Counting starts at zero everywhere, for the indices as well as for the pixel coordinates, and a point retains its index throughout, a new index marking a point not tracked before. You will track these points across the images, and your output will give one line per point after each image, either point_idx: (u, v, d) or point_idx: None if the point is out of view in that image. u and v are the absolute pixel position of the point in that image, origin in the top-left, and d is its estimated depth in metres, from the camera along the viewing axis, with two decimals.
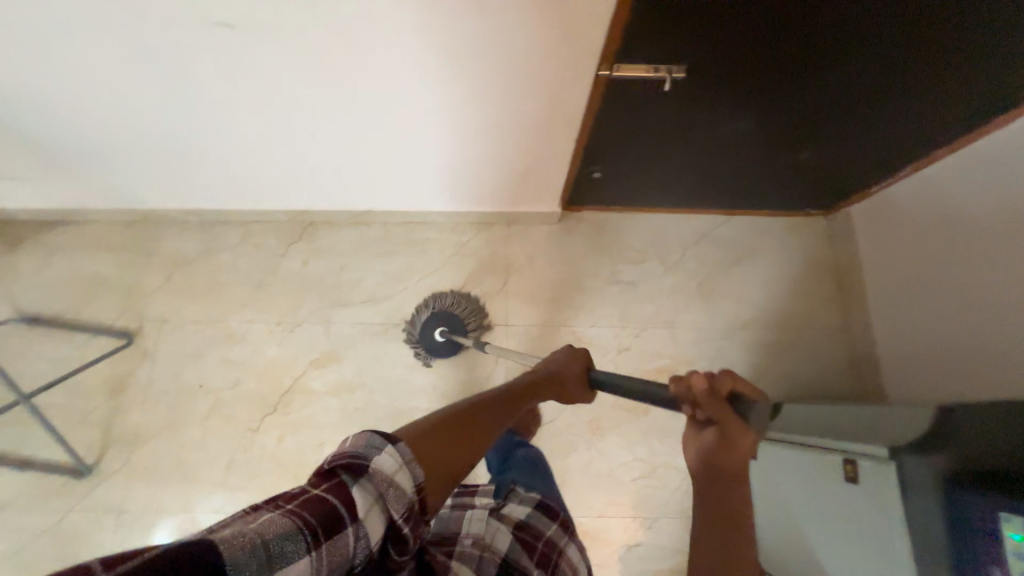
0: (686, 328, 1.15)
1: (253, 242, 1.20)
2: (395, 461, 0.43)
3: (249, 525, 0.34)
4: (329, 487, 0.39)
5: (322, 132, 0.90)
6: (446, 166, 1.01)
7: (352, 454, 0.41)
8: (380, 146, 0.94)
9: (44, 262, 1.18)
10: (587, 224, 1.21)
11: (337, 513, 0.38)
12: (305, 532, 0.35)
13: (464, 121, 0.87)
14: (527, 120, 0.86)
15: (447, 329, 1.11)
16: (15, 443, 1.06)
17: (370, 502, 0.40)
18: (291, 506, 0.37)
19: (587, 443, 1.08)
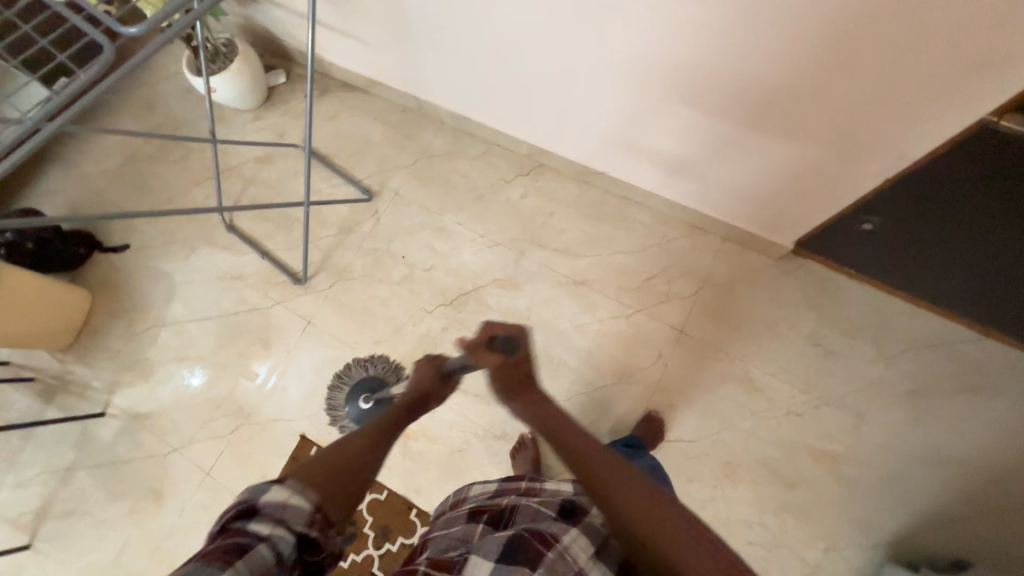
0: (875, 427, 1.02)
1: (489, 161, 1.32)
2: (283, 493, 0.44)
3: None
4: (224, 538, 0.41)
5: (617, 72, 0.93)
6: (706, 151, 0.98)
7: (233, 509, 0.43)
8: (659, 105, 0.94)
9: (336, 114, 1.44)
10: (807, 275, 1.11)
11: (243, 544, 0.41)
12: (216, 562, 0.39)
13: (764, 108, 0.83)
14: (836, 143, 0.81)
15: (367, 395, 1.08)
16: (265, 236, 1.33)
17: (272, 524, 0.43)
18: (197, 556, 0.40)
19: (713, 481, 1.02)
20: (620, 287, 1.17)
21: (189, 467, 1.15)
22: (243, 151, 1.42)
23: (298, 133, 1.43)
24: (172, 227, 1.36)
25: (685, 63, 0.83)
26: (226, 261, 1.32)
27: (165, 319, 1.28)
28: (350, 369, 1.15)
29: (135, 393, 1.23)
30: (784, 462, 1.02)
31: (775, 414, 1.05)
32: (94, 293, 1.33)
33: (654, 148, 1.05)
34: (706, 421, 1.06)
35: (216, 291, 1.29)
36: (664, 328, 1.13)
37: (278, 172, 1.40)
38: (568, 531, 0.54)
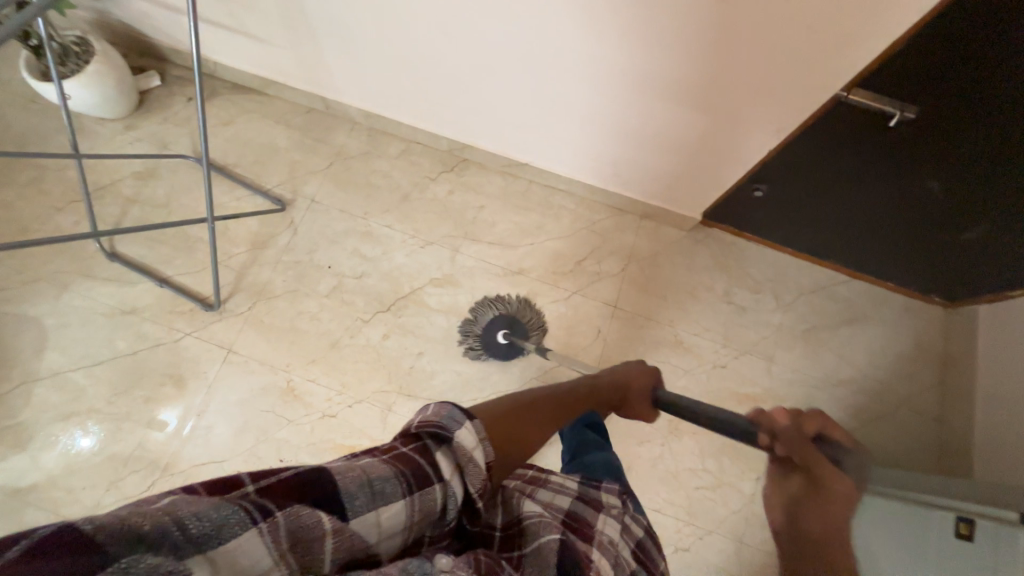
0: (783, 366, 1.18)
1: (410, 160, 1.29)
2: (474, 439, 0.43)
3: (350, 465, 0.38)
4: (416, 447, 0.41)
5: (527, 61, 0.94)
6: (618, 134, 1.05)
7: (433, 424, 0.42)
8: (571, 92, 0.98)
9: (230, 119, 1.30)
10: (714, 242, 1.25)
11: (428, 474, 0.40)
12: (403, 479, 0.38)
13: (664, 91, 0.90)
14: (728, 119, 0.91)
15: (509, 332, 1.12)
16: (160, 261, 1.16)
17: (452, 469, 0.41)
18: (389, 456, 0.40)
19: (661, 438, 1.11)
20: (555, 271, 1.22)
21: None
22: (118, 167, 1.23)
23: (185, 142, 1.27)
24: (33, 263, 1.14)
25: (591, 49, 0.86)
26: (114, 295, 1.14)
27: (39, 372, 1.08)
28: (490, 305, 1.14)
29: (9, 465, 1.02)
30: None
31: (704, 368, 1.16)
32: None
33: (571, 134, 1.09)
34: None
35: (104, 331, 1.11)
36: (601, 305, 1.20)
37: (167, 188, 1.23)
38: (593, 549, 0.51)
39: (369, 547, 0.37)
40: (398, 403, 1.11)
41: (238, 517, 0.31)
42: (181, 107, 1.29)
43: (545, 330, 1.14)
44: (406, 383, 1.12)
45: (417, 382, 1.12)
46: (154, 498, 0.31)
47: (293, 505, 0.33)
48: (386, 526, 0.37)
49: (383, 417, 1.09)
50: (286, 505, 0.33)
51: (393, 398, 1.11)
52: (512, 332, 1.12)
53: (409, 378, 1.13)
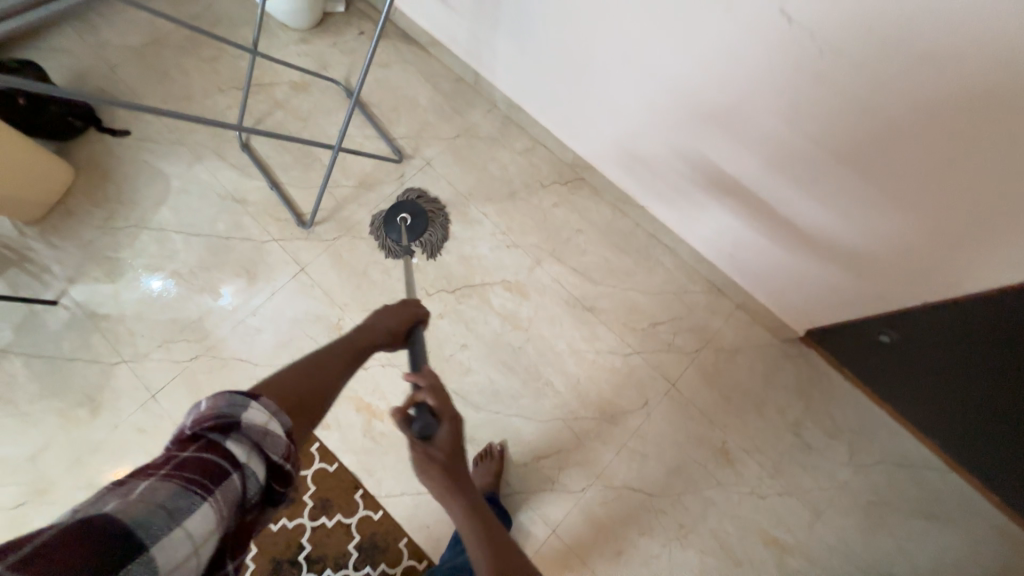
0: (829, 528, 1.03)
1: (531, 159, 1.27)
2: (263, 414, 0.41)
3: (127, 498, 0.32)
4: (198, 449, 0.37)
5: (701, 118, 0.89)
6: (765, 220, 0.95)
7: (211, 417, 0.38)
8: (735, 163, 0.91)
9: (387, 64, 1.36)
10: (806, 365, 1.12)
11: (220, 464, 0.36)
12: (197, 484, 0.34)
13: (845, 199, 0.79)
14: (880, 250, 0.81)
15: (409, 216, 1.19)
16: (279, 166, 1.24)
17: (248, 452, 0.38)
18: (168, 471, 0.35)
19: (665, 540, 1.01)
20: (625, 323, 1.15)
21: (133, 384, 1.07)
22: (280, 72, 1.33)
23: (342, 70, 1.34)
24: (184, 127, 1.26)
25: (754, 125, 0.82)
26: (232, 180, 1.23)
27: (150, 222, 1.19)
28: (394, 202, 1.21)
29: (96, 290, 1.13)
30: (737, 541, 1.01)
31: (741, 491, 1.04)
32: (80, 172, 1.22)
33: (700, 198, 1.03)
34: (674, 479, 1.05)
35: (213, 209, 1.20)
36: (658, 377, 1.11)
37: (311, 105, 1.31)
38: None
39: (187, 565, 0.32)
40: None
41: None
42: (351, 38, 1.37)
43: (444, 221, 1.20)
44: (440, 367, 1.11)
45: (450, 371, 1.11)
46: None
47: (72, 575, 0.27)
48: (201, 539, 0.33)
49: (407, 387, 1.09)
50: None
51: None
52: (412, 220, 1.19)
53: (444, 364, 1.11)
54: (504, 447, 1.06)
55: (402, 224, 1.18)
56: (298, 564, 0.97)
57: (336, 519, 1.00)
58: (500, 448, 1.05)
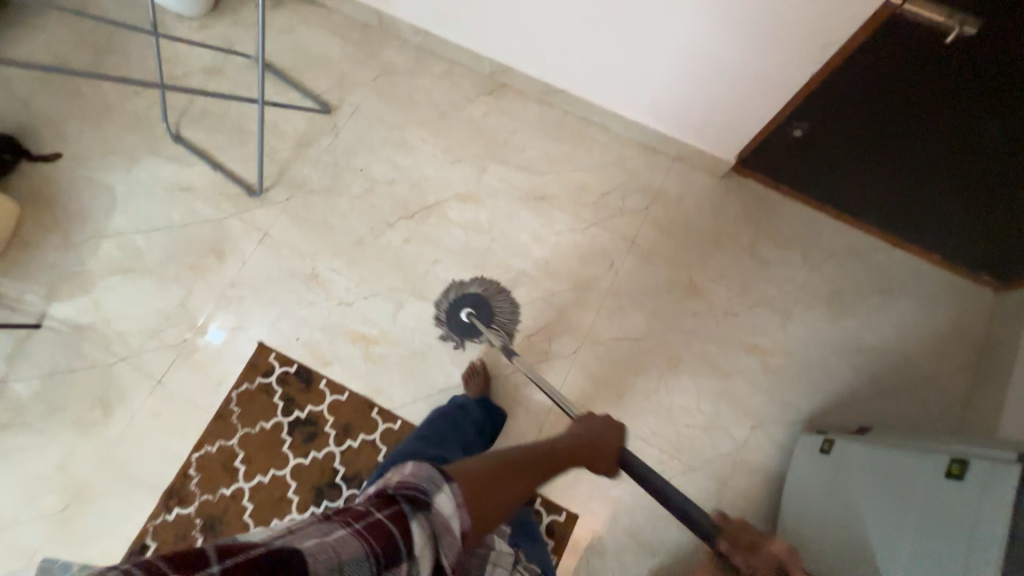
0: (799, 324, 1.12)
1: (452, 80, 1.32)
2: (449, 506, 0.50)
3: (326, 541, 0.45)
4: (391, 513, 0.48)
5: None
6: (700, 69, 0.99)
7: (411, 489, 0.49)
8: (667, 18, 0.93)
9: (292, 28, 1.38)
10: (746, 192, 1.21)
11: (395, 541, 0.46)
12: (369, 551, 0.45)
13: (729, 12, 0.86)
14: (766, 41, 0.88)
15: (473, 311, 1.12)
16: (216, 148, 1.27)
17: (422, 541, 0.48)
18: (362, 525, 0.47)
19: (658, 373, 1.10)
20: (577, 201, 1.22)
21: (137, 376, 1.11)
22: (191, 62, 1.35)
23: (250, 45, 1.36)
24: (113, 137, 1.29)
25: None
26: (174, 172, 1.26)
27: (107, 230, 1.22)
28: (445, 294, 1.16)
29: (74, 303, 1.16)
30: (722, 356, 1.11)
31: (715, 314, 1.13)
32: (25, 203, 1.24)
33: (606, 58, 1.09)
34: (654, 320, 1.13)
35: (163, 203, 1.24)
36: (617, 238, 1.19)
37: (230, 85, 1.34)
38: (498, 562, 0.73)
39: None
40: (408, 302, 1.16)
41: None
42: (250, 12, 1.38)
43: (512, 308, 1.13)
44: (419, 286, 1.17)
45: (429, 286, 1.17)
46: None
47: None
48: None
49: (394, 310, 1.16)
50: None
51: (404, 297, 1.17)
52: (478, 313, 1.12)
53: (422, 282, 1.18)
54: (485, 361, 1.12)
55: (469, 321, 1.11)
56: (338, 485, 1.04)
57: (360, 439, 1.07)
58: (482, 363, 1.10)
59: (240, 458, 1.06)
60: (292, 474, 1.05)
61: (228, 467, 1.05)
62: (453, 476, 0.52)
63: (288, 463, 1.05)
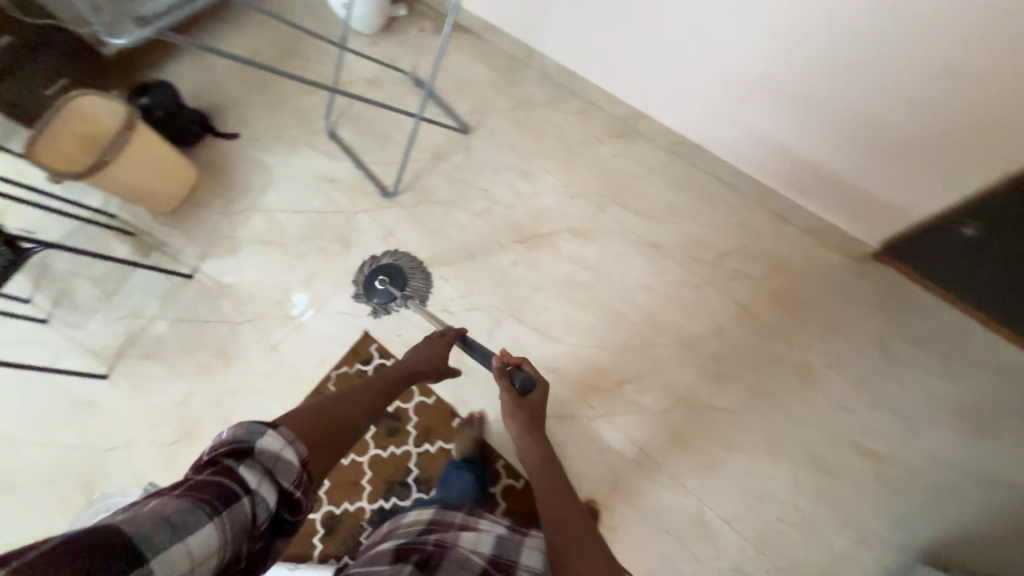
0: (930, 438, 0.99)
1: (584, 118, 1.36)
2: (279, 441, 0.54)
3: (142, 512, 0.43)
4: (213, 470, 0.49)
5: (809, 47, 0.87)
6: (861, 145, 0.94)
7: (229, 445, 0.51)
8: (840, 89, 0.89)
9: (446, 51, 1.50)
10: (884, 280, 1.11)
11: (230, 491, 0.48)
12: (206, 503, 0.46)
13: (901, 102, 0.83)
14: (941, 134, 0.83)
15: (387, 279, 1.24)
16: (361, 148, 1.41)
17: (257, 477, 0.51)
18: (187, 487, 0.47)
19: (754, 454, 1.02)
20: (691, 256, 1.19)
21: (257, 338, 1.24)
22: (356, 71, 1.52)
23: (408, 63, 1.50)
24: (280, 126, 1.47)
25: (790, 38, 0.88)
26: (323, 164, 1.41)
27: (259, 205, 1.38)
28: (367, 263, 1.28)
29: (222, 263, 1.33)
30: (830, 453, 1.00)
31: (828, 404, 1.04)
32: (202, 170, 1.44)
33: (752, 125, 1.08)
34: (756, 396, 1.06)
35: (308, 189, 1.38)
36: (729, 302, 1.14)
37: (383, 95, 1.48)
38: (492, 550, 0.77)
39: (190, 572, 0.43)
40: (505, 322, 1.19)
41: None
42: (414, 35, 1.54)
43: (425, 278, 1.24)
44: (518, 309, 1.20)
45: (528, 311, 1.20)
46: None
47: (102, 559, 0.39)
48: (201, 550, 0.44)
49: (490, 327, 1.19)
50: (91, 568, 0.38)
51: (501, 317, 1.20)
52: (390, 281, 1.24)
53: (521, 306, 1.20)
54: (567, 399, 1.11)
55: (382, 288, 1.23)
56: (408, 485, 1.07)
57: (437, 445, 1.09)
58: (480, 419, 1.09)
59: None
60: (368, 463, 1.09)
61: None
62: (276, 423, 0.56)
63: (367, 451, 1.10)
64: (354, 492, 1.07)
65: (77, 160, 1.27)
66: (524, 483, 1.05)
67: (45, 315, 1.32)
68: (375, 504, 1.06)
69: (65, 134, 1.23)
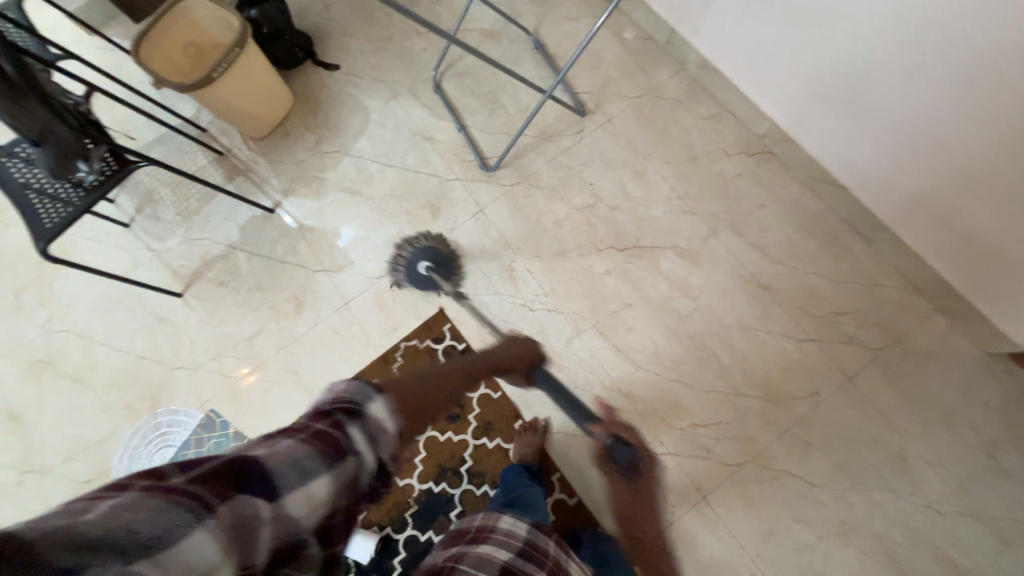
0: (1018, 563, 0.92)
1: (717, 125, 1.22)
2: (383, 410, 0.46)
3: (273, 451, 0.41)
4: (329, 422, 0.44)
5: (1009, 117, 0.76)
6: None
7: (343, 401, 0.45)
8: (1023, 171, 0.78)
9: (577, 16, 1.34)
10: (1014, 384, 0.99)
11: (341, 445, 0.43)
12: (320, 454, 0.42)
13: None
14: None
15: (431, 266, 1.11)
16: (466, 110, 1.30)
17: (364, 441, 0.44)
18: (305, 435, 0.43)
19: (821, 531, 0.98)
20: (803, 308, 1.09)
21: (331, 290, 1.21)
22: (473, 20, 1.38)
23: (532, 21, 1.35)
24: (385, 66, 1.36)
25: (966, 96, 0.79)
26: (423, 118, 1.31)
27: (351, 149, 1.31)
28: (404, 246, 1.16)
29: (305, 205, 1.28)
30: (903, 550, 0.95)
31: (914, 500, 0.97)
32: (297, 98, 1.37)
33: (906, 180, 0.96)
34: (838, 472, 1.00)
35: (404, 143, 1.30)
36: (832, 367, 1.05)
37: (500, 52, 1.35)
38: None
39: (305, 517, 0.41)
40: (585, 332, 1.13)
41: (186, 515, 0.36)
42: None
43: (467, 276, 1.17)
44: (602, 321, 1.13)
45: (612, 326, 1.13)
46: (87, 508, 0.34)
47: (225, 501, 0.38)
48: (317, 497, 0.42)
49: (570, 334, 1.13)
50: (224, 499, 0.38)
51: (583, 325, 1.13)
52: (435, 268, 1.11)
53: (606, 319, 1.13)
54: (636, 428, 1.07)
55: (425, 274, 1.11)
56: (461, 474, 1.06)
57: (496, 442, 1.08)
58: (546, 425, 1.07)
59: None
60: (424, 444, 1.09)
61: None
62: (385, 384, 0.48)
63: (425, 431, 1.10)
64: (407, 469, 1.08)
65: (182, 74, 1.22)
66: (576, 501, 1.04)
67: (127, 220, 1.32)
68: (426, 484, 1.07)
69: (172, 40, 1.18)
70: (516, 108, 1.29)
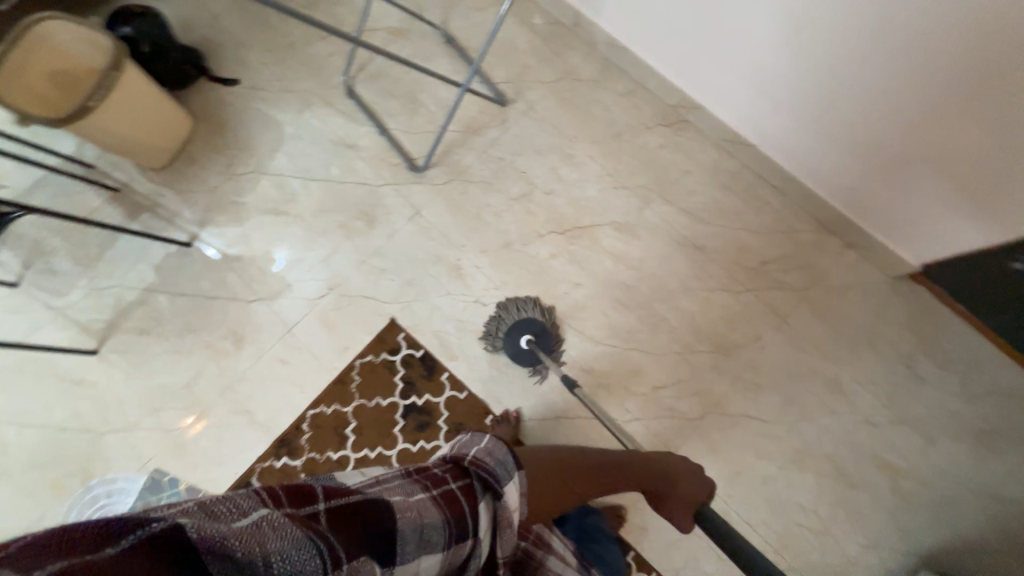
0: (941, 454, 1.05)
1: (633, 100, 1.26)
2: (512, 496, 0.52)
3: (407, 501, 0.44)
4: (463, 488, 0.49)
5: (874, 65, 0.86)
6: (912, 161, 0.92)
7: (483, 466, 0.51)
8: (893, 110, 0.89)
9: (483, 6, 1.33)
10: (916, 300, 1.12)
11: (462, 524, 0.46)
12: (447, 522, 0.44)
13: (934, 124, 0.85)
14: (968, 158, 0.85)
15: (534, 340, 1.09)
16: (386, 112, 1.26)
17: (485, 525, 0.49)
18: (440, 495, 0.47)
19: (781, 462, 1.06)
20: (735, 262, 1.17)
21: (271, 319, 1.14)
22: (378, 19, 1.33)
23: (439, 14, 1.33)
24: (290, 76, 1.28)
25: (840, 48, 0.88)
26: (342, 126, 1.26)
27: (268, 167, 1.23)
28: (503, 314, 1.11)
29: (227, 233, 1.19)
30: (850, 464, 1.06)
31: (852, 418, 1.08)
32: (197, 120, 1.26)
33: (804, 132, 1.05)
34: (787, 406, 1.09)
35: (325, 154, 1.24)
36: (768, 312, 1.14)
37: (410, 50, 1.31)
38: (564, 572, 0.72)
39: None
40: None
41: (317, 562, 0.33)
42: None
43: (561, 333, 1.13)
44: (556, 305, 1.15)
45: (566, 308, 1.15)
46: (243, 512, 0.33)
47: (363, 553, 0.36)
48: (424, 572, 0.42)
49: None
50: (359, 553, 0.36)
51: None
52: (538, 341, 1.09)
53: (559, 302, 1.15)
54: (603, 401, 1.10)
55: (529, 347, 1.08)
56: None
57: None
58: (516, 415, 1.07)
59: (351, 427, 1.08)
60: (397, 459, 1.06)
61: (339, 433, 1.07)
62: (519, 462, 0.55)
63: (396, 445, 1.07)
64: None
65: (55, 106, 1.09)
66: None
67: (16, 279, 1.17)
68: None
69: (34, 69, 1.04)
70: (438, 105, 1.27)
